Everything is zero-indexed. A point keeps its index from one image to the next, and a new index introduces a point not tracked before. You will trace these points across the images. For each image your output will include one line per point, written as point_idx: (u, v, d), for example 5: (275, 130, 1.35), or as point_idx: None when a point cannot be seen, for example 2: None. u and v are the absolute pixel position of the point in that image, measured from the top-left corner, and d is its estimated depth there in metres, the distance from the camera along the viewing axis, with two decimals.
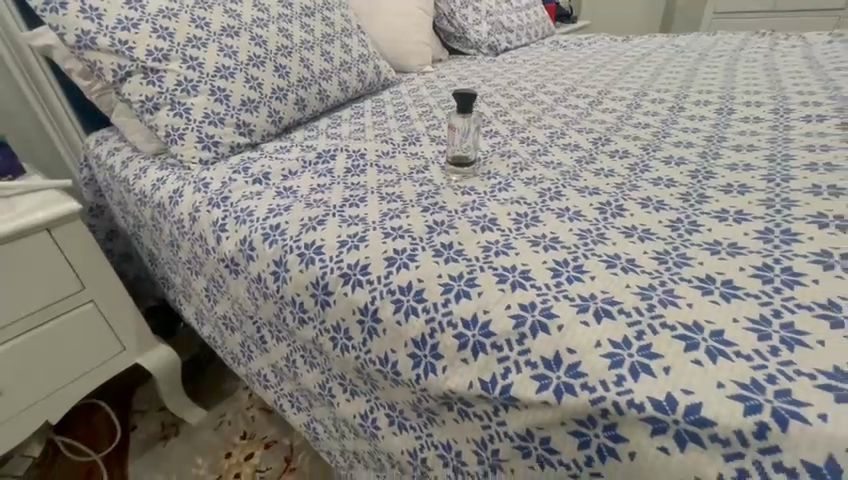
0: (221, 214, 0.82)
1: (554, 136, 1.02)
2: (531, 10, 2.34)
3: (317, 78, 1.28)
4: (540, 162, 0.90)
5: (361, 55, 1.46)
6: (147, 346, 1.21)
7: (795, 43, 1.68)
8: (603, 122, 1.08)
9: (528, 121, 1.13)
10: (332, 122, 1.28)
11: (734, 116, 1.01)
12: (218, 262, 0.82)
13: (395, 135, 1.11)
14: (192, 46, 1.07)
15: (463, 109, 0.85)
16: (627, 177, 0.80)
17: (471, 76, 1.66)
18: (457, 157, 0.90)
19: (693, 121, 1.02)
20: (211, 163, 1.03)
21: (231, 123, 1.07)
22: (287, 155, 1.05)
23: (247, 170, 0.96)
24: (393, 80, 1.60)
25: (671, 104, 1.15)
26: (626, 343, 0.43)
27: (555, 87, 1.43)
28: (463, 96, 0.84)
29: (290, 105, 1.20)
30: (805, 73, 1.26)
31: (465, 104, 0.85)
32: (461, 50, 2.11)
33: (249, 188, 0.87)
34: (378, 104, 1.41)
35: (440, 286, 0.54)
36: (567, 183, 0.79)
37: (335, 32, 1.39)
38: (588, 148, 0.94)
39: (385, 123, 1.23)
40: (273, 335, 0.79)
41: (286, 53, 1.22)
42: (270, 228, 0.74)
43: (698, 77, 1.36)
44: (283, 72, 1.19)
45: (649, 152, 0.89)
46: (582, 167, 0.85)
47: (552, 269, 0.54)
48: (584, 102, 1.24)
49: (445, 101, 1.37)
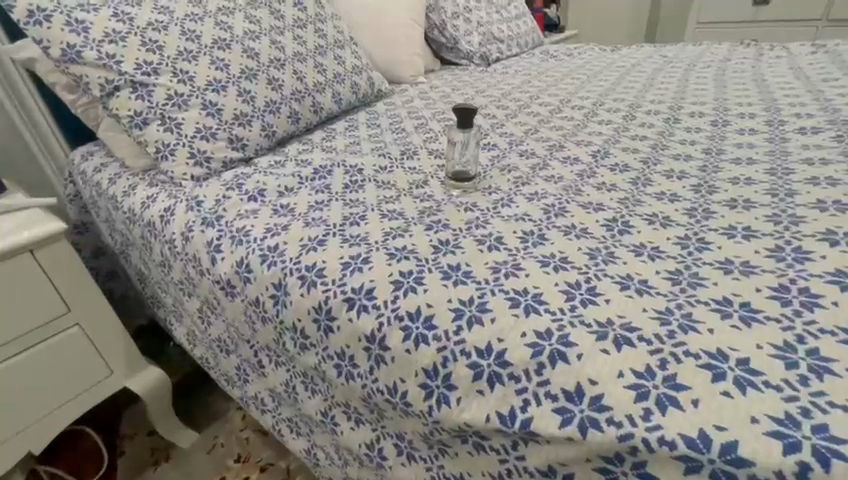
0: (216, 234, 0.79)
1: (553, 149, 1.02)
2: (521, 21, 2.36)
3: (310, 91, 1.26)
4: (541, 176, 0.89)
5: (355, 66, 1.44)
6: (136, 368, 1.16)
7: (781, 53, 1.72)
8: (600, 134, 1.08)
9: (525, 133, 1.13)
10: (327, 134, 1.26)
11: (731, 128, 1.02)
12: (212, 284, 0.79)
13: (392, 149, 1.10)
14: (182, 59, 1.05)
15: (464, 124, 0.83)
16: (630, 191, 0.79)
17: (464, 87, 1.66)
18: (458, 171, 0.88)
19: (690, 133, 1.03)
20: (204, 179, 1.00)
21: (224, 137, 1.05)
22: (282, 170, 1.02)
23: (240, 186, 0.93)
24: (387, 91, 1.59)
25: (666, 116, 1.15)
26: (650, 373, 0.41)
27: (549, 98, 1.43)
28: (464, 111, 0.83)
29: (284, 119, 1.18)
30: (794, 84, 1.28)
31: (466, 119, 0.83)
32: (453, 60, 2.11)
33: (243, 206, 0.85)
34: (372, 116, 1.39)
35: (451, 311, 0.52)
36: (571, 198, 0.78)
37: (328, 44, 1.38)
38: (588, 161, 0.94)
39: (381, 136, 1.21)
40: (272, 360, 0.76)
41: (279, 66, 1.20)
42: (268, 249, 0.71)
43: (691, 88, 1.38)
44: (276, 85, 1.17)
45: (650, 166, 0.88)
46: (584, 181, 0.85)
47: (565, 292, 0.53)
48: (580, 114, 1.24)
49: (440, 112, 1.36)
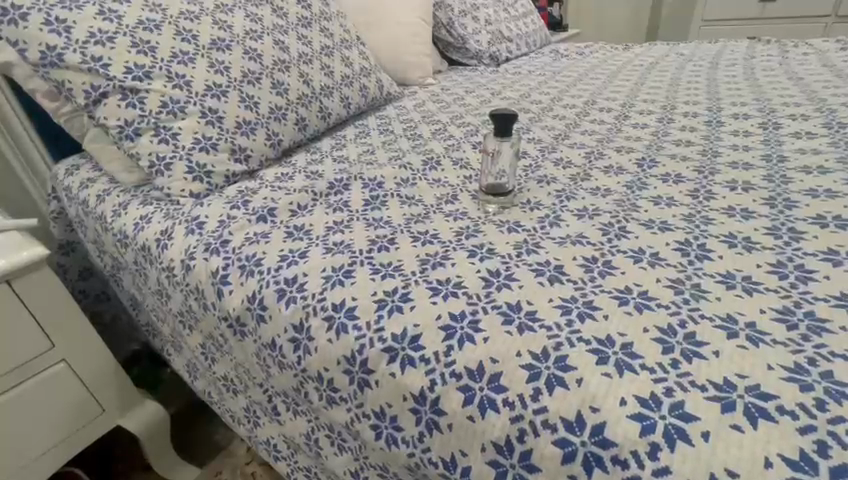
0: (222, 262, 0.69)
1: (592, 157, 0.92)
2: (528, 19, 2.27)
3: (318, 95, 1.16)
4: (585, 188, 0.80)
5: (363, 68, 1.35)
6: (131, 404, 1.05)
7: (807, 50, 1.64)
8: (639, 139, 0.99)
9: (556, 139, 1.03)
10: (336, 142, 1.16)
11: (784, 132, 0.95)
12: (218, 321, 0.69)
13: (411, 157, 1.00)
14: (177, 62, 0.94)
15: (502, 131, 0.74)
16: (692, 206, 0.70)
17: (477, 89, 1.56)
18: (494, 185, 0.78)
19: (738, 137, 0.94)
20: (203, 195, 0.89)
21: (226, 148, 0.94)
22: (293, 184, 0.92)
23: (246, 204, 0.83)
24: (396, 94, 1.49)
25: (706, 118, 1.07)
26: (809, 462, 0.35)
27: (572, 100, 1.34)
28: (503, 116, 0.73)
29: (291, 126, 1.08)
30: (835, 82, 1.22)
31: (504, 126, 0.73)
32: (461, 60, 2.01)
33: (252, 228, 0.74)
34: (383, 122, 1.29)
35: (523, 370, 0.45)
36: (628, 215, 0.69)
37: (335, 44, 1.28)
38: (634, 171, 0.84)
39: (397, 143, 1.12)
40: (290, 408, 0.66)
41: (285, 69, 1.10)
42: (284, 282, 0.61)
43: (723, 87, 1.30)
44: (282, 89, 1.07)
45: (706, 176, 0.79)
46: (636, 194, 0.75)
47: (659, 339, 0.46)
48: (609, 117, 1.15)
49: (457, 116, 1.26)
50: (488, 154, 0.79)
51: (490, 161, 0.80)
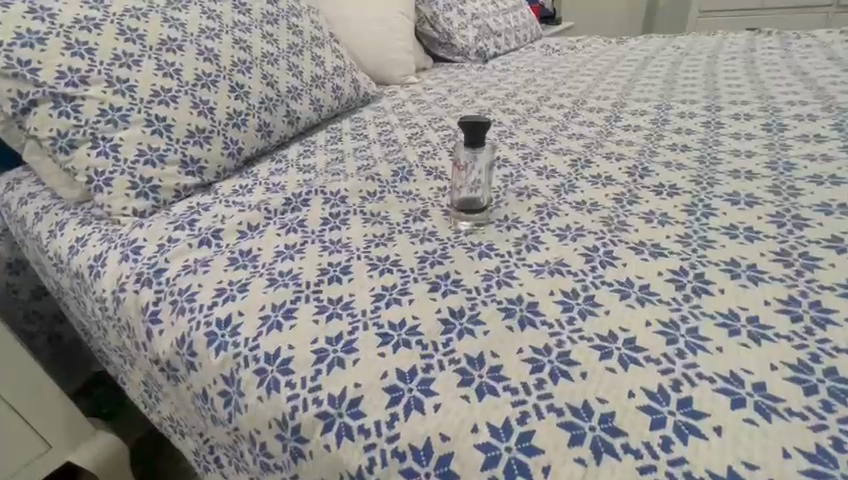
0: (153, 296, 0.60)
1: (578, 165, 0.84)
2: (517, 12, 2.17)
3: (284, 97, 1.07)
4: (569, 202, 0.71)
5: (337, 67, 1.26)
6: (83, 436, 0.96)
7: (810, 42, 1.55)
8: (630, 143, 0.91)
9: (540, 144, 0.95)
10: (305, 149, 1.07)
11: (790, 133, 0.86)
12: (150, 363, 0.60)
13: (382, 166, 0.91)
14: (119, 65, 0.85)
15: (473, 140, 0.66)
16: (689, 224, 0.62)
17: (461, 87, 1.47)
18: (468, 200, 0.70)
19: (739, 141, 0.86)
20: (148, 213, 0.81)
21: (175, 160, 0.86)
22: (249, 199, 0.83)
23: (192, 224, 0.74)
24: (375, 94, 1.40)
25: (704, 119, 0.98)
26: None
27: (560, 99, 1.25)
28: (475, 124, 0.64)
29: (253, 133, 0.99)
30: (841, 78, 1.13)
31: (476, 135, 0.65)
32: (446, 56, 1.91)
33: (193, 254, 0.66)
34: (358, 125, 1.20)
35: (479, 450, 0.38)
36: (615, 236, 0.60)
37: (305, 42, 1.19)
38: (624, 181, 0.76)
39: (369, 150, 1.03)
40: (232, 462, 0.57)
41: (246, 69, 1.00)
42: (216, 323, 0.53)
43: (722, 84, 1.22)
44: (242, 92, 0.98)
45: (704, 187, 0.71)
46: (626, 210, 0.67)
47: (646, 409, 0.38)
48: (600, 118, 1.07)
49: (437, 119, 1.17)
50: (460, 163, 0.70)
51: (463, 170, 0.70)
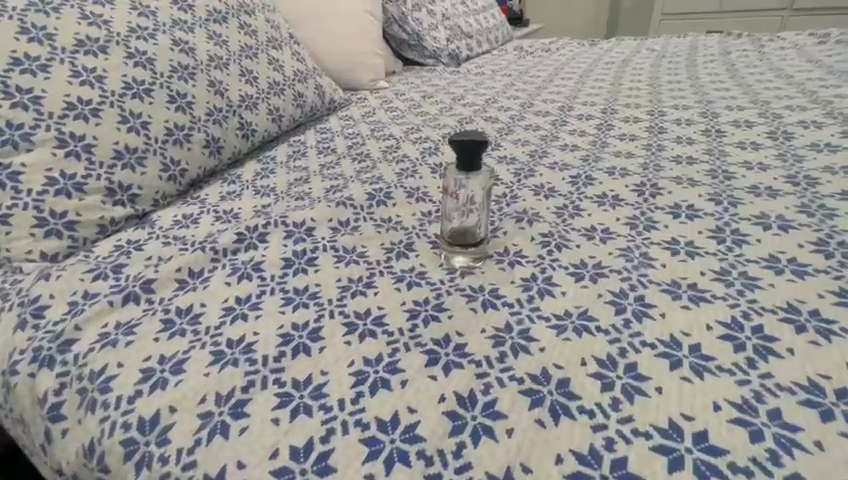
0: (55, 381, 0.45)
1: (578, 182, 0.74)
2: (488, 13, 2.10)
3: (236, 108, 0.93)
4: (577, 229, 0.62)
5: (298, 72, 1.12)
6: None
7: (784, 44, 1.54)
8: (630, 155, 0.83)
9: (531, 157, 0.86)
10: (263, 168, 0.93)
11: (798, 141, 0.79)
12: (52, 473, 0.45)
13: (355, 187, 0.78)
14: (21, 70, 0.69)
15: (467, 163, 0.54)
16: (721, 256, 0.53)
17: (436, 93, 1.36)
18: (462, 232, 0.58)
19: (747, 151, 0.79)
20: (62, 256, 0.64)
21: (98, 187, 0.70)
22: (195, 236, 0.69)
23: (118, 272, 0.59)
24: (341, 102, 1.27)
25: (703, 126, 0.91)
26: None
27: (545, 105, 1.17)
28: (469, 142, 0.53)
29: (199, 150, 0.84)
30: (830, 80, 1.09)
31: (472, 156, 0.54)
32: (417, 59, 1.79)
33: (115, 315, 0.51)
34: (325, 137, 1.07)
35: None
36: (641, 274, 0.51)
37: (259, 44, 1.06)
38: (633, 201, 0.67)
39: (339, 167, 0.90)
40: None
41: (188, 76, 0.86)
42: (138, 426, 0.39)
43: (709, 88, 1.16)
44: (184, 102, 0.84)
45: (725, 207, 0.63)
46: (644, 238, 0.58)
47: None
48: (591, 127, 0.99)
49: (414, 128, 1.06)
50: (451, 185, 0.58)
51: (455, 195, 0.58)
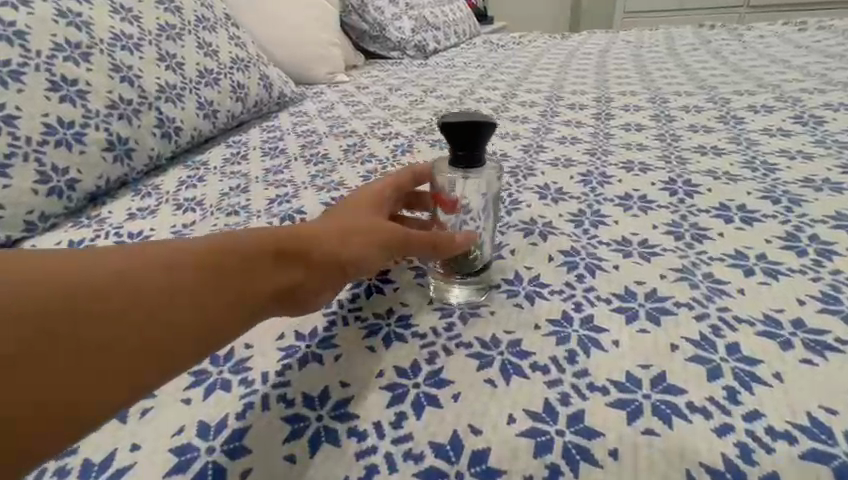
0: None
1: (592, 181, 0.59)
2: (454, 5, 1.96)
3: (152, 99, 0.73)
4: (607, 243, 0.46)
5: (237, 59, 0.93)
6: None
7: (763, 33, 1.48)
8: (643, 146, 0.69)
9: (526, 152, 0.71)
10: (191, 175, 0.73)
11: (831, 125, 0.68)
12: None
13: (308, 196, 0.60)
14: None
15: (470, 161, 0.38)
16: (813, 276, 0.39)
17: (403, 86, 1.20)
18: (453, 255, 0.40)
19: (778, 138, 0.67)
20: None
21: None
22: None
23: None
24: (293, 96, 1.09)
25: (716, 112, 0.79)
26: None
27: (528, 96, 1.03)
28: (468, 128, 0.37)
29: (98, 154, 0.64)
30: (830, 63, 1.01)
31: (474, 148, 0.37)
32: (380, 52, 1.62)
33: None
34: (272, 136, 0.88)
35: None
36: (720, 307, 0.35)
37: (185, 24, 0.86)
38: (667, 203, 0.53)
39: (289, 171, 0.71)
40: None
41: (80, 56, 0.66)
42: None
43: (704, 74, 1.06)
44: (73, 91, 0.63)
45: (785, 205, 0.49)
46: (698, 252, 0.43)
47: None
48: (587, 117, 0.85)
49: (381, 123, 0.89)
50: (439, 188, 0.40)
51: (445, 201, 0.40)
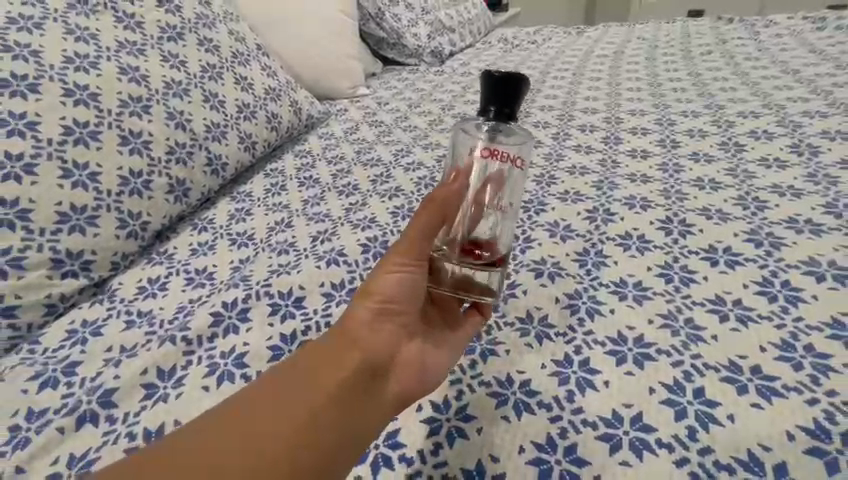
0: None
1: (596, 218, 0.67)
2: (469, 4, 1.98)
3: (202, 140, 0.82)
4: (606, 285, 0.54)
5: (270, 89, 1.01)
6: None
7: (780, 31, 1.47)
8: (646, 177, 0.76)
9: (537, 184, 0.78)
10: (238, 207, 0.83)
11: (825, 157, 0.73)
12: None
13: (346, 233, 0.69)
14: None
15: (505, 119, 0.44)
16: (778, 322, 0.46)
17: (422, 100, 1.26)
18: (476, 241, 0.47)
19: (773, 170, 0.72)
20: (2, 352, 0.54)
21: (41, 259, 0.59)
22: (163, 311, 0.59)
23: (70, 375, 0.49)
24: (320, 117, 1.16)
25: (719, 137, 0.84)
26: None
27: (542, 113, 1.08)
28: (505, 77, 0.42)
29: (161, 198, 0.73)
30: (839, 76, 1.03)
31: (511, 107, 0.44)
32: (398, 59, 1.67)
33: (69, 446, 0.42)
34: (305, 163, 0.97)
35: None
36: (694, 354, 0.43)
37: (223, 61, 0.94)
38: (662, 244, 0.60)
39: (324, 204, 0.80)
40: None
41: (142, 110, 0.75)
42: None
43: (714, 87, 1.09)
44: (139, 142, 0.73)
45: (766, 249, 0.56)
46: (683, 296, 0.51)
47: None
48: (596, 141, 0.91)
49: (404, 149, 0.96)
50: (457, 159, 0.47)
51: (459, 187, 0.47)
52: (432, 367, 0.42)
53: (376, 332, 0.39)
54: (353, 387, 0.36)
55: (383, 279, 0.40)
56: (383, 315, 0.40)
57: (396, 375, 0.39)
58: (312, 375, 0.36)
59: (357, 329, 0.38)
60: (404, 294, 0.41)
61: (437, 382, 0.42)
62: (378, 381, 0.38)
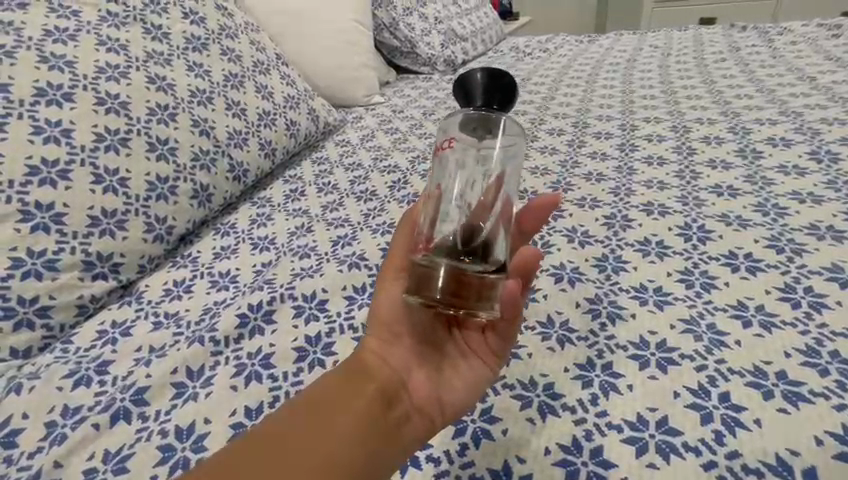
0: None
1: (615, 224, 0.67)
2: (481, 13, 2.00)
3: (224, 146, 0.84)
4: (626, 290, 0.55)
5: (289, 97, 1.03)
6: None
7: (796, 38, 1.47)
8: (663, 184, 0.76)
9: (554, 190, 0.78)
10: (258, 213, 0.84)
11: (845, 164, 0.73)
12: None
13: (365, 238, 0.70)
14: None
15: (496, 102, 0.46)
16: (802, 328, 0.46)
17: (436, 108, 1.28)
18: (461, 241, 0.42)
19: (792, 177, 0.72)
20: (36, 350, 0.56)
21: (73, 261, 0.61)
22: (189, 312, 0.61)
23: (103, 373, 0.51)
24: (336, 124, 1.18)
25: (736, 145, 0.84)
26: None
27: (556, 120, 1.09)
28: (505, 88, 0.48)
29: (186, 202, 0.75)
30: None
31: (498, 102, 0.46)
32: (411, 67, 1.69)
33: (104, 442, 0.44)
34: (323, 169, 0.98)
35: None
36: (717, 359, 0.44)
37: (245, 70, 0.97)
38: (681, 250, 0.60)
39: (343, 209, 0.82)
40: None
41: (168, 117, 0.77)
42: None
43: (729, 94, 1.09)
44: (166, 149, 0.75)
45: (787, 255, 0.56)
46: (705, 302, 0.51)
47: None
48: (612, 148, 0.91)
49: (420, 156, 0.97)
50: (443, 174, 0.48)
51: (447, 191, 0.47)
52: (451, 390, 0.40)
53: (386, 361, 0.40)
54: (367, 413, 0.37)
55: (391, 305, 0.41)
56: (389, 344, 0.40)
57: (413, 398, 0.39)
58: (331, 399, 0.37)
59: (366, 360, 0.39)
60: (410, 321, 0.41)
61: (460, 403, 0.40)
62: (391, 406, 0.38)
